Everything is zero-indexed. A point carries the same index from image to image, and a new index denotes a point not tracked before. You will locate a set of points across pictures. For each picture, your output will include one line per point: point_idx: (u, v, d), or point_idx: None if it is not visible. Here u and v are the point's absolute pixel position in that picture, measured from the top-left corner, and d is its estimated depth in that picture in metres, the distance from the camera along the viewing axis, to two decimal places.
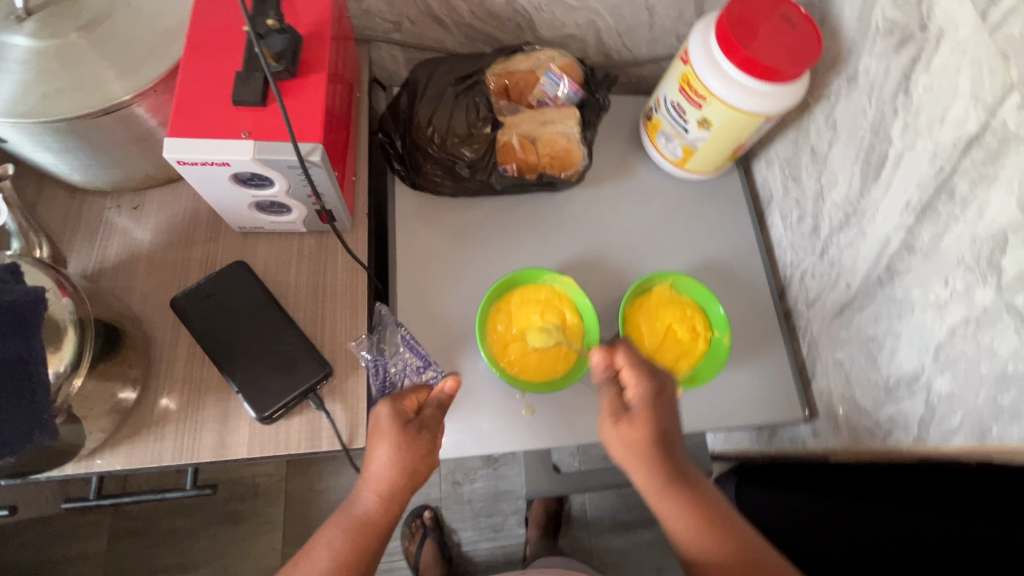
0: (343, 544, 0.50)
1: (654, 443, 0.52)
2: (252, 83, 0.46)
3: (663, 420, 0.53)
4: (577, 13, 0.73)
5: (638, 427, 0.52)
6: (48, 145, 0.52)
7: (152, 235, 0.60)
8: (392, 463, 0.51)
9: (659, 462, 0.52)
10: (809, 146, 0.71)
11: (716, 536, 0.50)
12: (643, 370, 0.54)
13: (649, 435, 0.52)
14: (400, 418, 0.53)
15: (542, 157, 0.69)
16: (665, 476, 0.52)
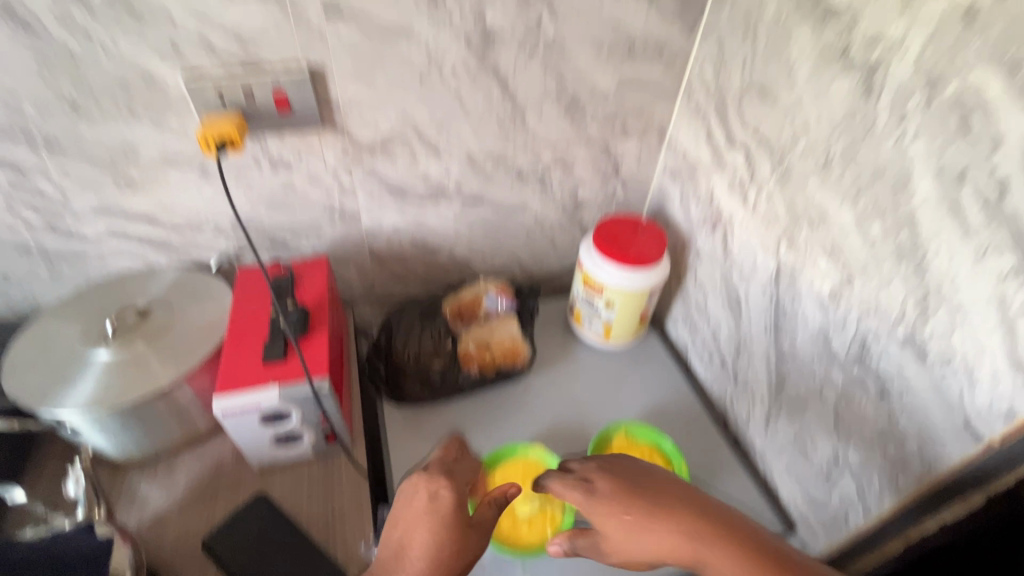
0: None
1: (639, 523, 0.55)
2: (278, 346, 0.66)
3: (629, 476, 0.59)
4: (501, 253, 1.02)
5: (624, 526, 0.56)
6: (109, 428, 0.66)
7: (183, 489, 0.71)
8: (438, 544, 0.55)
9: (659, 529, 0.54)
10: (694, 304, 0.94)
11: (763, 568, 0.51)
12: (573, 490, 0.58)
13: (613, 487, 0.58)
14: (455, 495, 0.59)
15: (495, 355, 0.87)
16: (681, 539, 0.54)
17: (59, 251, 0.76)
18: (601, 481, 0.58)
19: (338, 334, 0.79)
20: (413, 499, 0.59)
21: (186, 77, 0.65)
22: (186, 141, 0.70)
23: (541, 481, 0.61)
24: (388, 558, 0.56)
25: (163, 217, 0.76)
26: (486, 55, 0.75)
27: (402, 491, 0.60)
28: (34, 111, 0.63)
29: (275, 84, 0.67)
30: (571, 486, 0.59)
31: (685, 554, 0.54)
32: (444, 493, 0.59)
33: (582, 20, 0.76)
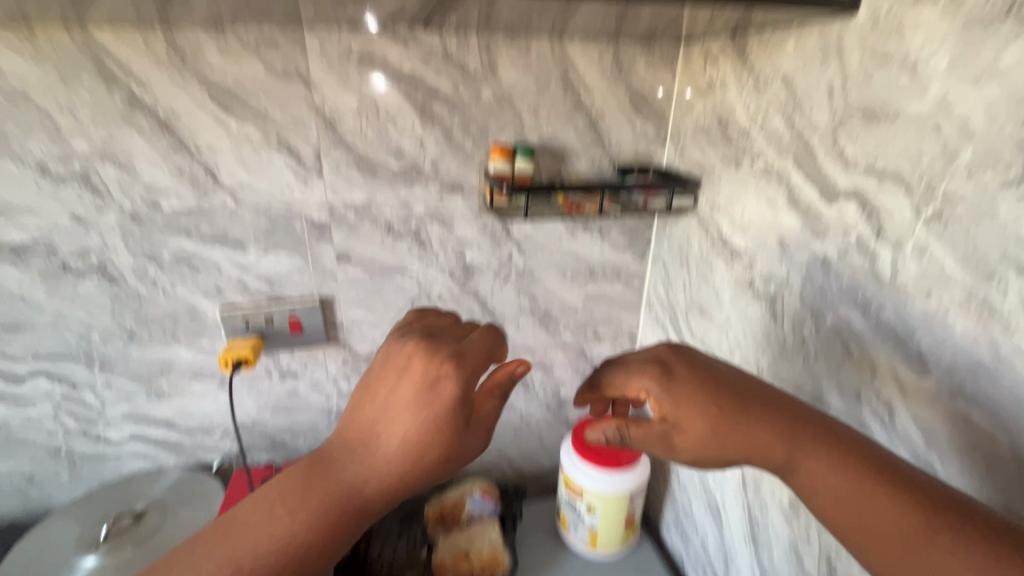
0: (307, 521, 0.46)
1: (727, 418, 0.49)
2: None
3: (717, 372, 0.52)
4: (490, 450, 1.05)
5: (702, 425, 0.50)
6: None
7: None
8: (428, 431, 0.47)
9: (738, 424, 0.48)
10: (681, 506, 0.92)
11: (872, 480, 0.42)
12: (650, 369, 0.53)
13: (697, 380, 0.51)
14: (459, 385, 0.49)
15: (473, 565, 0.85)
16: (772, 437, 0.47)
17: (84, 453, 0.85)
18: (679, 367, 0.53)
19: None
20: (398, 385, 0.49)
21: (221, 311, 0.81)
22: (212, 358, 0.83)
23: (602, 382, 0.56)
24: (350, 445, 0.48)
25: (180, 421, 0.87)
26: (467, 283, 0.90)
27: (376, 360, 0.52)
28: (97, 339, 0.78)
29: (291, 312, 0.83)
30: (638, 370, 0.54)
31: (780, 459, 0.47)
32: (444, 387, 0.48)
33: (546, 254, 0.92)
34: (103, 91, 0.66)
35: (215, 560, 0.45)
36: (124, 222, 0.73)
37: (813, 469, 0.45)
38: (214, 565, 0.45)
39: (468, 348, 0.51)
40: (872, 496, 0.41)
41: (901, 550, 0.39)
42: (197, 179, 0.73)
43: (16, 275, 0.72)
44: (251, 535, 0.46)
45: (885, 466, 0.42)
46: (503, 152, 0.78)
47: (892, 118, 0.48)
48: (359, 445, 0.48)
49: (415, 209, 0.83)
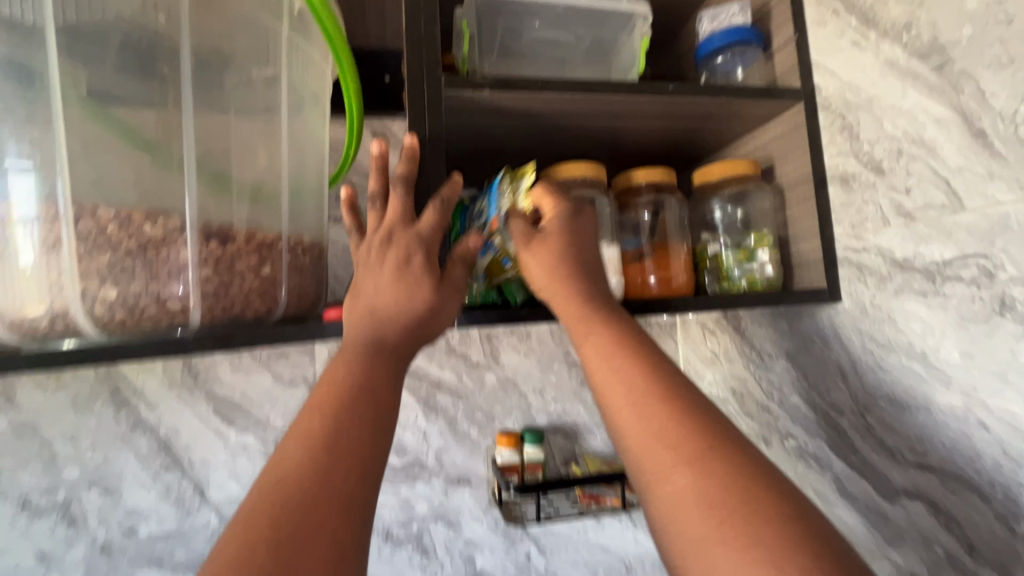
0: (353, 366, 0.37)
1: (559, 277, 0.42)
2: None
3: (573, 243, 0.44)
4: None
5: (537, 261, 0.43)
6: None
7: None
8: (413, 286, 0.41)
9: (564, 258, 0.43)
10: None
11: (626, 360, 0.37)
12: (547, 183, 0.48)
13: (560, 238, 0.44)
14: (429, 259, 0.43)
15: None
16: (571, 303, 0.42)
17: None
18: (564, 227, 0.44)
19: None
20: (382, 274, 0.42)
21: None
22: None
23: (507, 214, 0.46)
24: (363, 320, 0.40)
25: None
26: None
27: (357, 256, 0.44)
28: None
29: None
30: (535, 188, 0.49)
31: (573, 320, 0.41)
32: (421, 259, 0.43)
33: (570, 550, 0.77)
34: (111, 416, 0.67)
35: (298, 431, 0.33)
36: (91, 555, 0.66)
37: (597, 336, 0.39)
38: (300, 434, 0.32)
39: (423, 224, 0.43)
40: (637, 364, 0.37)
41: (660, 421, 0.34)
42: (183, 498, 0.68)
43: None
44: (288, 449, 0.32)
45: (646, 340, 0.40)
46: (509, 440, 0.73)
47: (925, 408, 0.44)
48: (356, 325, 0.40)
49: (416, 510, 0.73)
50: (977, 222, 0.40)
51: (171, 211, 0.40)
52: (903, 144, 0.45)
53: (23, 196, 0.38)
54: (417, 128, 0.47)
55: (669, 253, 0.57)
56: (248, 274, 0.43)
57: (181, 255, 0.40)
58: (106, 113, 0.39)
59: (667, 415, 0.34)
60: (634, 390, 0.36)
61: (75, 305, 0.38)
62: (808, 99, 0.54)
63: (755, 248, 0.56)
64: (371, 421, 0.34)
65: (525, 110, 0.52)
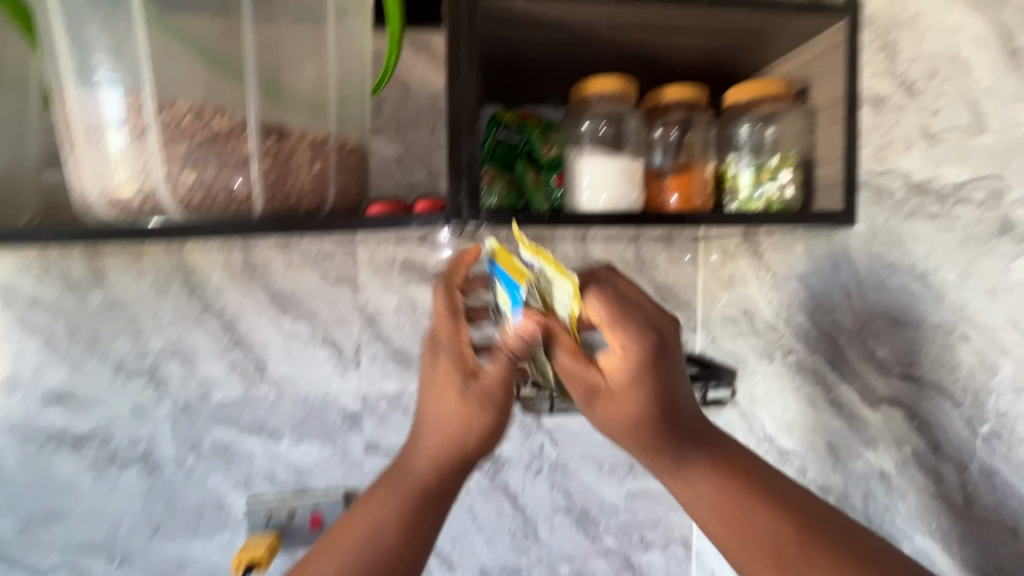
0: (407, 485, 0.46)
1: (636, 422, 0.43)
2: None
3: (650, 386, 0.43)
4: None
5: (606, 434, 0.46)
6: None
7: None
8: (454, 395, 0.46)
9: (628, 442, 0.44)
10: None
11: (712, 473, 0.43)
12: (607, 289, 0.44)
13: (629, 376, 0.43)
14: (468, 369, 0.46)
15: None
16: (644, 444, 0.44)
17: None
18: (635, 362, 0.42)
19: None
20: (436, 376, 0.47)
21: (247, 503, 0.81)
22: (227, 553, 0.81)
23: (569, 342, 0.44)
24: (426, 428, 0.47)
25: None
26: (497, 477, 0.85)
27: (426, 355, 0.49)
28: (124, 530, 0.79)
29: (314, 507, 0.81)
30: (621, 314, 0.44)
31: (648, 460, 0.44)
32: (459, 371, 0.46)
33: (580, 445, 0.86)
34: (184, 300, 0.77)
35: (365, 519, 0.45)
36: (175, 414, 0.78)
37: (681, 468, 0.43)
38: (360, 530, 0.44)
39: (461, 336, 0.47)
40: (733, 481, 0.43)
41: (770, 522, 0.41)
42: (247, 373, 0.79)
43: (71, 464, 0.77)
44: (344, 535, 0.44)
45: (716, 449, 0.44)
46: None
47: (917, 324, 0.47)
48: (418, 439, 0.46)
49: None
50: (996, 143, 0.40)
51: (235, 108, 0.46)
52: (940, 63, 0.45)
53: (111, 89, 0.44)
54: (453, 34, 0.49)
55: (691, 174, 0.58)
56: (303, 169, 0.49)
57: (244, 148, 0.46)
58: (174, 13, 0.44)
59: (770, 518, 0.41)
60: (740, 515, 0.41)
61: (162, 187, 0.45)
62: (853, 15, 0.52)
63: (777, 168, 0.57)
64: (408, 527, 0.45)
65: (560, 22, 0.53)
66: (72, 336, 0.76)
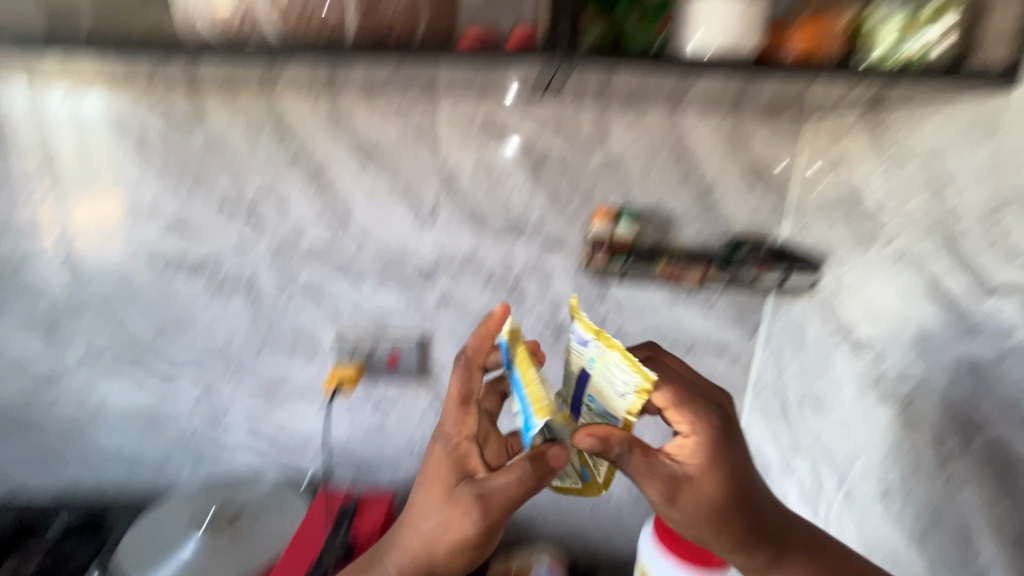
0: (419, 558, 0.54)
1: (714, 504, 0.52)
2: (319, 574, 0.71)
3: (721, 472, 0.53)
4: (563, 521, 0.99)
5: (687, 511, 0.51)
6: None
7: None
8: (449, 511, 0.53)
9: (713, 526, 0.52)
10: None
11: (771, 541, 0.53)
12: (664, 389, 0.56)
13: (705, 464, 0.52)
14: (465, 485, 0.54)
15: None
16: (723, 523, 0.52)
17: (208, 446, 0.97)
18: (707, 442, 0.53)
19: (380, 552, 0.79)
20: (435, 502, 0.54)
21: (334, 337, 0.91)
22: (320, 376, 0.94)
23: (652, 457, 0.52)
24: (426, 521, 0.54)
25: (287, 432, 0.96)
26: (559, 340, 0.91)
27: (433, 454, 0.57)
28: (236, 346, 0.92)
29: (393, 346, 0.91)
30: (686, 398, 0.56)
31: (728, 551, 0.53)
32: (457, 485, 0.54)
33: (643, 319, 0.90)
34: (276, 144, 0.82)
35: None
36: (272, 251, 0.87)
37: (759, 551, 0.53)
38: None
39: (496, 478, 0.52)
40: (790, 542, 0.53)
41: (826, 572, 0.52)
42: (334, 219, 0.86)
43: (190, 286, 0.89)
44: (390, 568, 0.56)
45: (801, 542, 0.53)
46: (605, 215, 0.82)
47: None
48: (406, 530, 0.56)
49: (516, 261, 0.88)
50: None
51: None
52: None
53: None
54: None
55: (822, 22, 0.51)
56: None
57: None
58: None
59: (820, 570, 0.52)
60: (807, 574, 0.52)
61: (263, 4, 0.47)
62: None
63: (934, 15, 0.48)
64: None
65: None
66: (182, 170, 0.83)
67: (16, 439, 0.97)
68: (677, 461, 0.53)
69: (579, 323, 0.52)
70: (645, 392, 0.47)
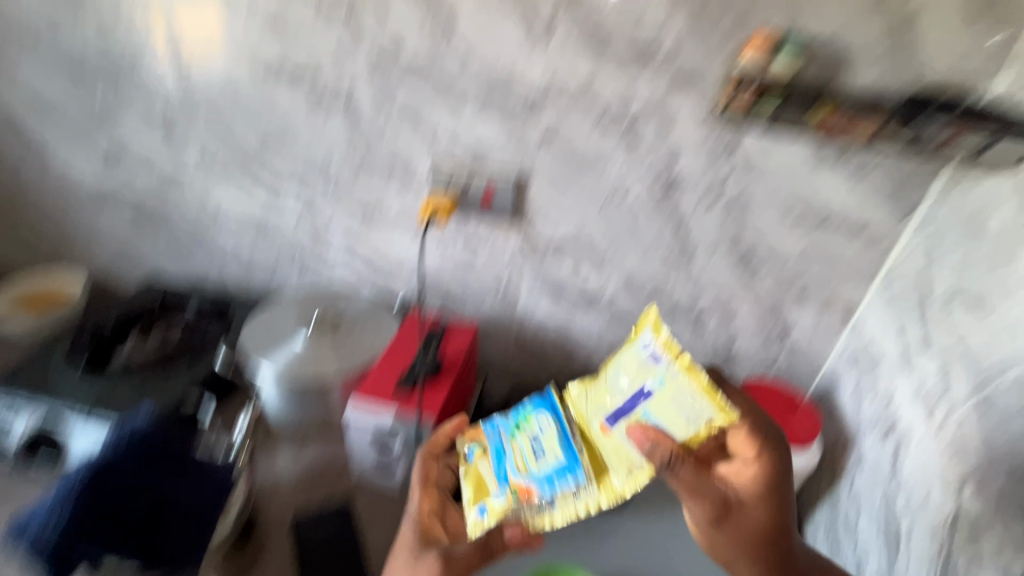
0: None
1: (752, 532, 0.63)
2: (409, 379, 0.79)
3: (769, 508, 0.63)
4: None
5: (727, 537, 0.63)
6: (278, 385, 0.83)
7: (284, 470, 0.84)
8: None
9: (748, 553, 0.63)
10: (843, 514, 0.78)
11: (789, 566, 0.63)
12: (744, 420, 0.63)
13: (757, 495, 0.63)
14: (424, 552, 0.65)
15: None
16: (757, 548, 0.63)
17: (311, 260, 1.04)
18: (773, 473, 0.63)
19: (464, 374, 0.86)
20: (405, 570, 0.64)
21: (431, 165, 0.88)
22: (415, 205, 0.93)
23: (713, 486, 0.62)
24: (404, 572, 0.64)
25: (381, 256, 1.00)
26: (668, 196, 0.83)
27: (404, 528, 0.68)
28: (336, 164, 0.92)
29: (489, 181, 0.87)
30: (759, 430, 0.63)
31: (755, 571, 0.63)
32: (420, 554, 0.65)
33: (773, 182, 0.78)
34: None
35: None
36: (372, 62, 0.81)
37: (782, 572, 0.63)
38: None
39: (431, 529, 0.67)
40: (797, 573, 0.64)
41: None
42: (438, 29, 0.76)
43: (292, 94, 0.87)
44: None
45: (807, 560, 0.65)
46: (762, 43, 0.67)
47: None
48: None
49: (636, 98, 0.77)
50: None
51: None
52: None
53: None
54: None
55: None
56: None
57: None
58: None
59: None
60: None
61: None
62: None
63: None
64: None
65: None
66: None
67: (152, 230, 1.08)
68: (734, 488, 0.63)
69: (658, 339, 0.59)
70: (716, 422, 0.54)
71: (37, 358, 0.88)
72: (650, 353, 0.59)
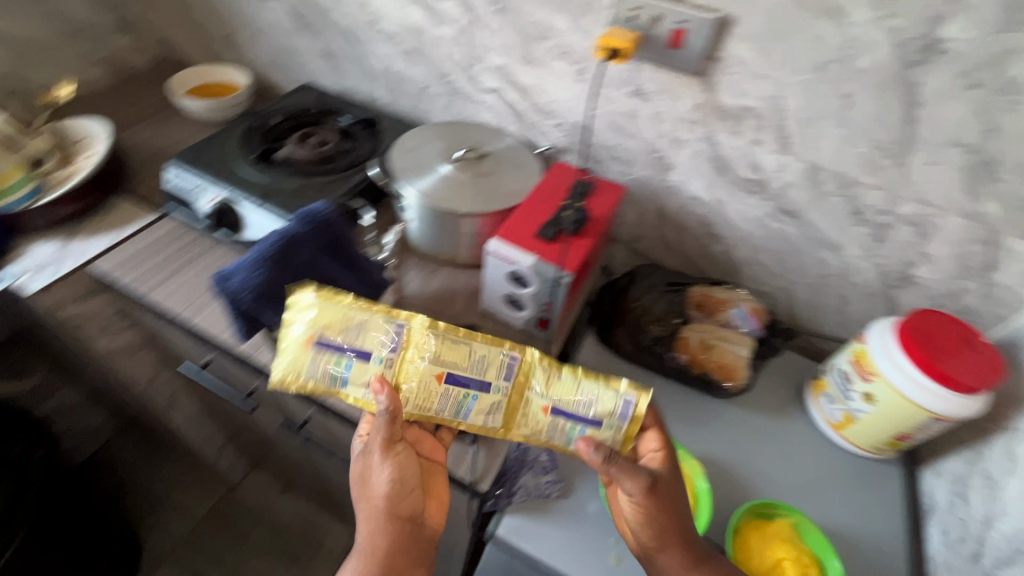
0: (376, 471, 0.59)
1: (677, 506, 0.59)
2: (552, 230, 0.76)
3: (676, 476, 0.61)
4: (778, 278, 0.93)
5: (657, 505, 0.57)
6: (421, 210, 0.85)
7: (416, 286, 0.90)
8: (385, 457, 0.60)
9: (673, 523, 0.58)
10: (984, 470, 0.70)
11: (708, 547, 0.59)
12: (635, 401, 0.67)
13: (667, 460, 0.61)
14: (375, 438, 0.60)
15: (711, 361, 0.86)
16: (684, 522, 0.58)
17: (461, 88, 0.99)
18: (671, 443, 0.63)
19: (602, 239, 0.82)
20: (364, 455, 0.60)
21: None
22: (586, 40, 0.83)
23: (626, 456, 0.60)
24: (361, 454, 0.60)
25: (534, 95, 0.93)
26: (908, 69, 0.66)
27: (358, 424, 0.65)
28: None
29: (683, 21, 0.74)
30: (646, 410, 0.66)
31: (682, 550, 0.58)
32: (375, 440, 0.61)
33: None
34: None
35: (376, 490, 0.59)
36: None
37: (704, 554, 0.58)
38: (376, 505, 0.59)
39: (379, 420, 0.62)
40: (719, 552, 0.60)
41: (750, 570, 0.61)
42: None
43: None
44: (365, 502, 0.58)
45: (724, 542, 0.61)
46: None
47: None
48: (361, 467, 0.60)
49: None
50: None
51: None
52: None
53: None
54: None
55: None
56: None
57: None
58: None
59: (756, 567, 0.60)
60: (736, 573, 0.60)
61: None
62: None
63: None
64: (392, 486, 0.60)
65: None
66: None
67: (311, 32, 1.07)
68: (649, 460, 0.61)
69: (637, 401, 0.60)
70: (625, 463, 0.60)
71: (217, 140, 0.95)
72: (626, 410, 0.60)
